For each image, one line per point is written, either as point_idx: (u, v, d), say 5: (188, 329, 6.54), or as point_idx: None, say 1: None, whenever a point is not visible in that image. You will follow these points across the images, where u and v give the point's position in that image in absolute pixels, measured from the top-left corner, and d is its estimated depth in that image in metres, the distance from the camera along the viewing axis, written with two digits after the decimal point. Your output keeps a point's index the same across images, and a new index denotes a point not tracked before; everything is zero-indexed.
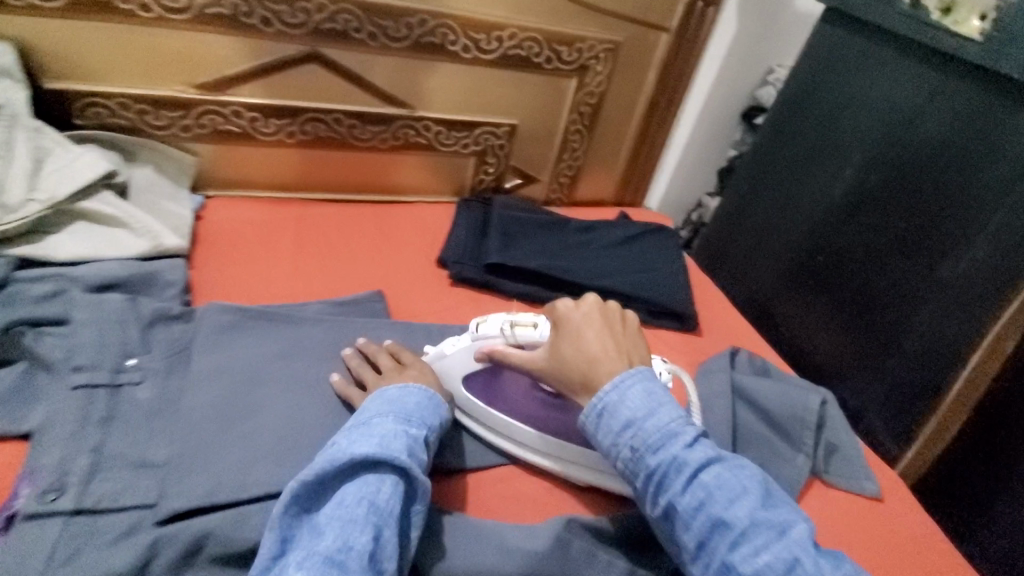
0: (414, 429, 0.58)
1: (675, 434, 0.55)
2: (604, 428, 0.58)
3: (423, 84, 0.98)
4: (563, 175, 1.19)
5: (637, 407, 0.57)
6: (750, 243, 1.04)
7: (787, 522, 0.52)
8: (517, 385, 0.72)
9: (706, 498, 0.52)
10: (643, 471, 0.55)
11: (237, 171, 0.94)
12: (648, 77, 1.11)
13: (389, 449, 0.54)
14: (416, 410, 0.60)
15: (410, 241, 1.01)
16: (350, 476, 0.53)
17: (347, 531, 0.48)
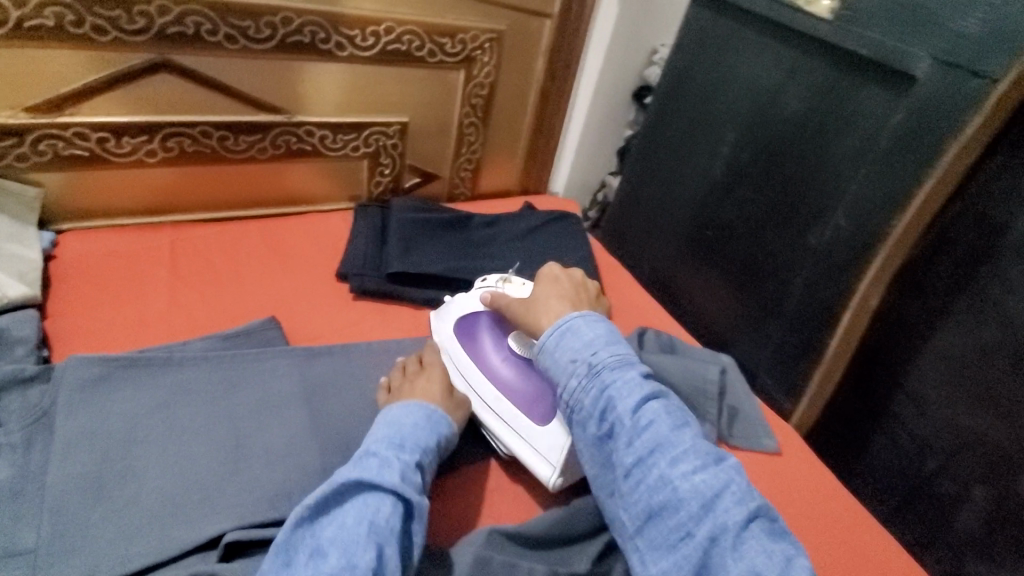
0: (407, 454, 0.55)
1: (629, 363, 0.57)
2: (560, 362, 0.59)
3: (296, 87, 0.90)
4: (464, 169, 1.13)
5: (597, 335, 0.59)
6: (647, 221, 1.04)
7: (720, 452, 0.53)
8: (501, 340, 0.72)
9: (652, 422, 0.53)
10: (596, 387, 0.56)
11: (95, 198, 0.86)
12: (536, 64, 1.08)
13: (384, 473, 0.51)
14: (413, 432, 0.57)
15: (306, 256, 0.91)
16: (353, 496, 0.50)
17: (352, 550, 0.45)
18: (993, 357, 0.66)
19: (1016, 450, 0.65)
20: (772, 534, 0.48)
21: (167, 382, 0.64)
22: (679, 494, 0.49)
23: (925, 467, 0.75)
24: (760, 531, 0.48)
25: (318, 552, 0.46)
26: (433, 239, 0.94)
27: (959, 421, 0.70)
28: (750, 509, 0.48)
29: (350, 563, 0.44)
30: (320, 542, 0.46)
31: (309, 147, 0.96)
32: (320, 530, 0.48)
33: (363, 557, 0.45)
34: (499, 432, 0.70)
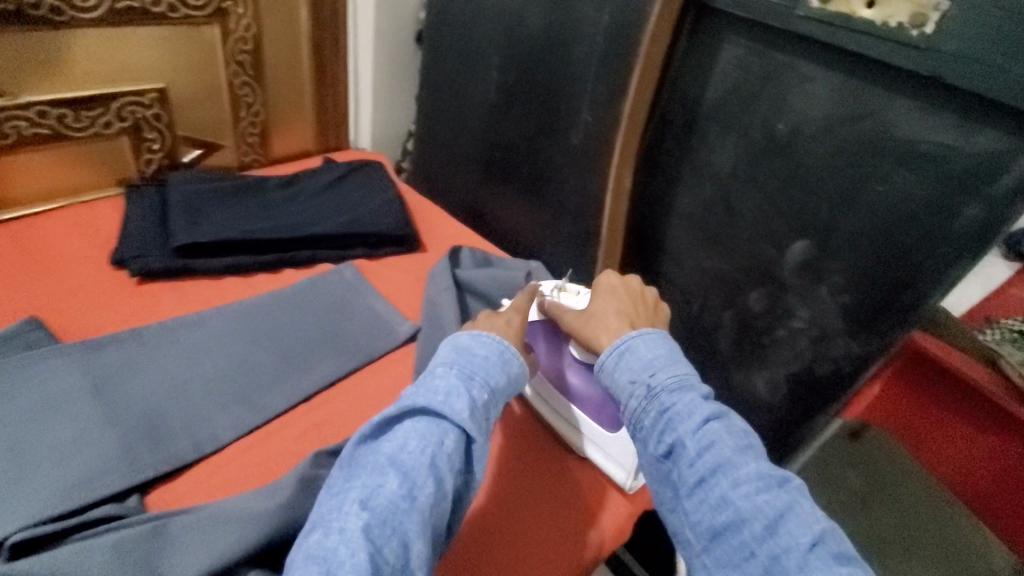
0: (477, 388, 0.58)
1: (689, 386, 0.58)
2: (624, 369, 0.61)
3: (6, 62, 0.78)
4: (250, 134, 1.08)
5: (657, 355, 0.61)
6: (448, 155, 1.10)
7: (786, 475, 0.52)
8: (559, 347, 0.76)
9: (713, 443, 0.53)
10: (654, 407, 0.57)
11: None
12: (301, 13, 1.04)
13: (451, 409, 0.55)
14: (485, 364, 0.60)
15: (73, 253, 0.82)
16: (416, 423, 0.54)
17: (412, 480, 0.49)
18: (711, 209, 0.83)
19: (738, 273, 0.83)
20: (840, 561, 0.46)
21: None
22: (741, 513, 0.49)
23: (693, 308, 0.92)
24: (831, 557, 0.45)
25: (380, 471, 0.50)
26: (223, 205, 0.89)
27: (704, 266, 0.88)
28: (816, 533, 0.47)
29: (409, 493, 0.49)
30: (379, 463, 0.51)
31: (47, 131, 0.84)
32: (381, 451, 0.52)
33: (422, 489, 0.49)
34: (321, 370, 0.71)
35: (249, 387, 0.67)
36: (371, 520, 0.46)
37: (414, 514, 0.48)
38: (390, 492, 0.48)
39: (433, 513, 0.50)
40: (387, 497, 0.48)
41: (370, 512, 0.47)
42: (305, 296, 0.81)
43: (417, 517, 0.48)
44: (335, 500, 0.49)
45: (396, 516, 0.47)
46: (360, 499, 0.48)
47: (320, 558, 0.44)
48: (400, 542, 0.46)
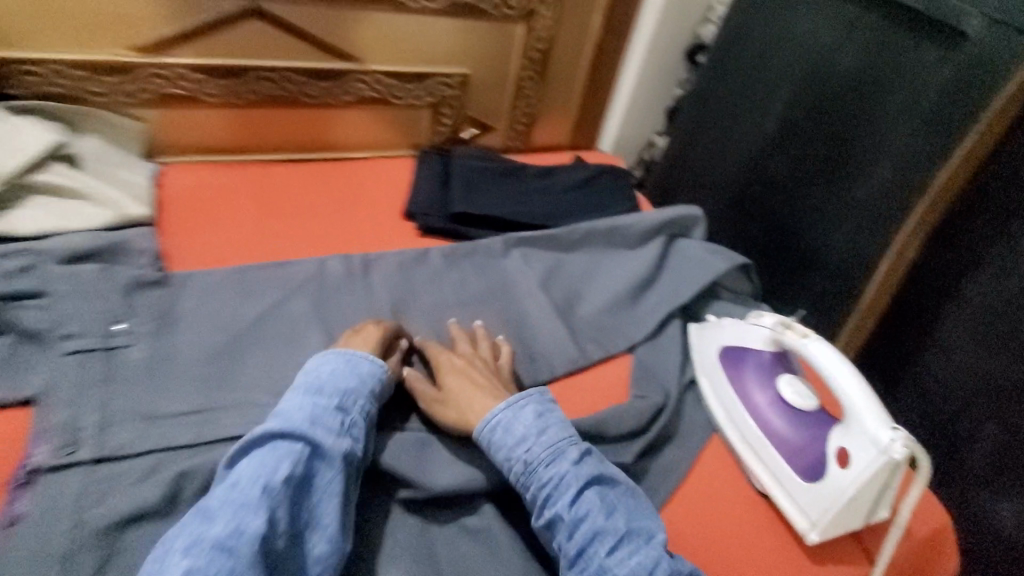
0: (326, 400, 0.55)
1: (562, 454, 0.57)
2: (498, 442, 0.58)
3: (369, 36, 0.94)
4: (518, 123, 1.18)
5: (527, 426, 0.58)
6: (696, 179, 1.07)
7: (652, 528, 0.55)
8: (767, 382, 0.69)
9: (589, 512, 0.54)
10: (535, 482, 0.56)
11: (186, 136, 0.93)
12: (593, 19, 1.10)
13: (291, 422, 0.53)
14: (330, 378, 0.57)
15: (375, 195, 0.97)
16: (258, 449, 0.51)
17: (243, 515, 0.46)
18: (1013, 307, 0.73)
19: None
20: None
21: (266, 303, 0.71)
22: None
23: (942, 405, 0.82)
24: None
25: (208, 515, 0.47)
26: (492, 184, 1.00)
27: (978, 365, 0.77)
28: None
29: (235, 531, 0.45)
30: (210, 507, 0.47)
31: (377, 95, 1.00)
32: (212, 492, 0.49)
33: (253, 523, 0.46)
34: (558, 361, 0.76)
35: None
36: (192, 566, 0.43)
37: (248, 552, 0.44)
38: (215, 536, 0.45)
39: (269, 542, 0.46)
40: (211, 543, 0.45)
41: (193, 558, 0.44)
42: (550, 283, 0.86)
43: (250, 553, 0.45)
44: (165, 544, 0.46)
45: (229, 557, 0.44)
46: (184, 546, 0.45)
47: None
48: None
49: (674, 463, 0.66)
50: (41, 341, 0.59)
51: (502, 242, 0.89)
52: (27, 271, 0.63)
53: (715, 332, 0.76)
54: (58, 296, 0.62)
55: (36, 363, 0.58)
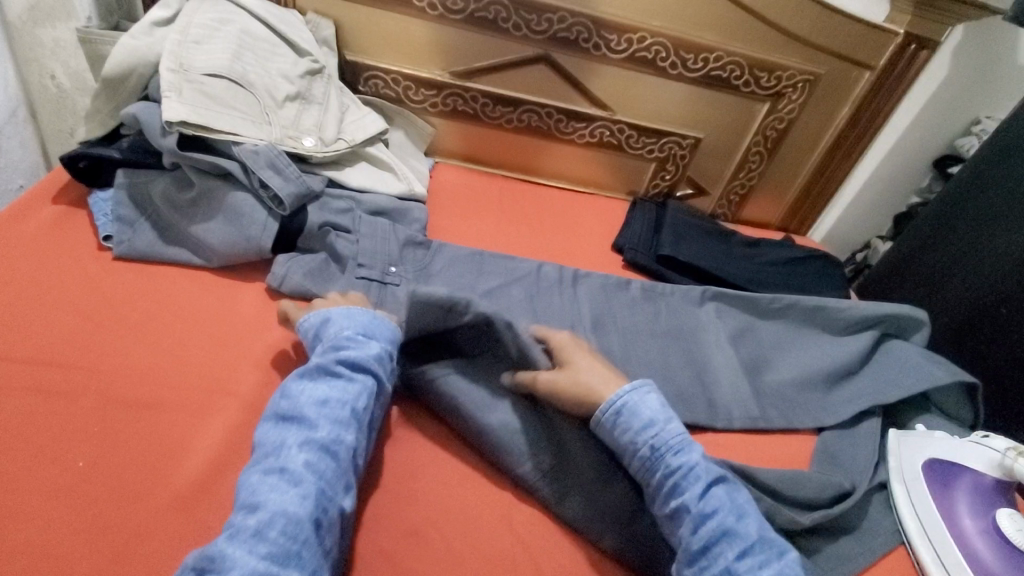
0: (381, 343, 0.63)
1: (690, 443, 0.59)
2: (623, 427, 0.60)
3: (626, 91, 1.07)
4: (734, 194, 1.22)
5: (656, 411, 0.61)
6: (925, 288, 1.02)
7: (784, 546, 0.55)
8: (981, 509, 0.64)
9: (719, 507, 0.55)
10: (660, 468, 0.58)
11: (460, 145, 1.14)
12: (841, 110, 1.11)
13: (364, 355, 0.60)
14: (381, 326, 0.64)
15: (591, 225, 1.09)
16: (338, 370, 0.58)
17: (340, 428, 0.54)
18: None
19: None
20: None
21: (496, 283, 0.84)
22: None
23: None
24: None
25: (309, 422, 0.53)
26: (702, 241, 1.05)
27: None
28: None
29: (336, 440, 0.53)
30: (308, 418, 0.54)
31: (615, 142, 1.14)
32: (305, 405, 0.55)
33: (347, 437, 0.53)
34: (736, 413, 0.77)
35: (672, 392, 0.78)
36: (311, 460, 0.51)
37: (346, 458, 0.52)
38: (320, 439, 0.52)
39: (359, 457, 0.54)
40: (319, 446, 0.52)
41: (308, 454, 0.51)
42: (742, 342, 0.88)
43: (348, 461, 0.53)
44: (273, 448, 0.52)
45: (331, 459, 0.51)
46: (296, 443, 0.52)
47: (278, 508, 0.47)
48: (328, 481, 0.50)
49: (851, 554, 0.63)
50: (343, 263, 0.78)
51: (700, 293, 0.93)
52: (346, 212, 0.82)
53: (924, 444, 0.72)
54: (361, 234, 0.80)
55: (339, 277, 0.77)
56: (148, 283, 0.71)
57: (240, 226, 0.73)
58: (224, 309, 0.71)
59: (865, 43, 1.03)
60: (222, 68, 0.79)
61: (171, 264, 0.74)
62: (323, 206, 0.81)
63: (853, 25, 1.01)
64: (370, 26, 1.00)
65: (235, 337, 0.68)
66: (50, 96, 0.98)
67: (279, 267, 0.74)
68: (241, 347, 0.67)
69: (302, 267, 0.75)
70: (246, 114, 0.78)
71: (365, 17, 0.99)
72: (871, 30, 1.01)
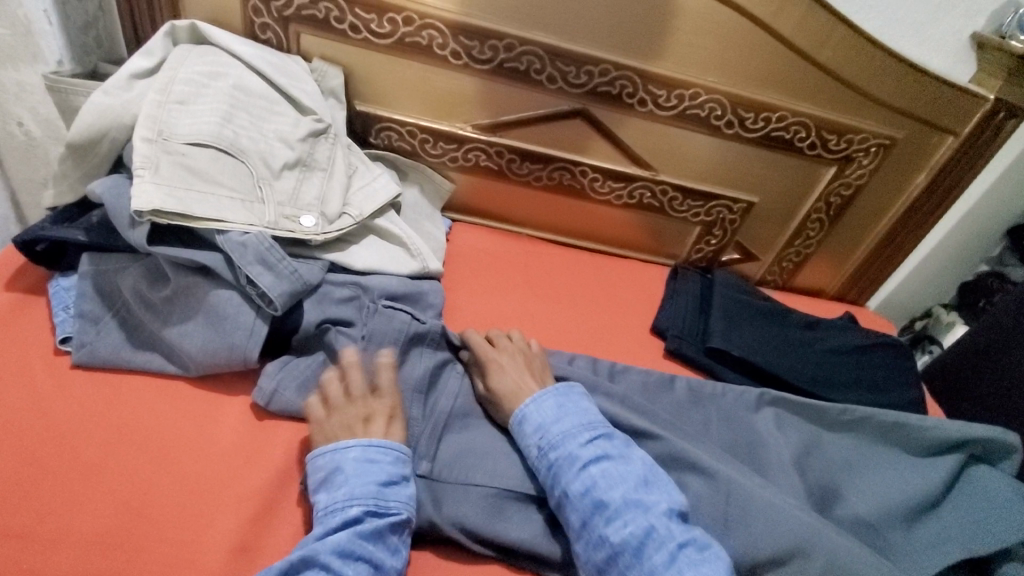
0: (376, 515, 0.53)
1: (574, 433, 0.60)
2: (520, 434, 0.63)
3: (672, 150, 0.95)
4: (787, 261, 1.08)
5: (546, 412, 0.62)
6: (1010, 388, 0.89)
7: (656, 502, 0.55)
8: None
9: (592, 483, 0.56)
10: (544, 463, 0.60)
11: (481, 202, 1.02)
12: (916, 177, 0.97)
13: (349, 544, 0.50)
14: (379, 484, 0.54)
15: (628, 300, 0.96)
16: (316, 570, 0.48)
17: None
18: None
19: None
20: (699, 565, 0.51)
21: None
22: (614, 551, 0.52)
23: None
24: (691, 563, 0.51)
25: None
26: (755, 323, 0.92)
27: None
28: (673, 553, 0.51)
29: None
30: None
31: (657, 204, 1.01)
32: None
33: None
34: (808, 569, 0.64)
35: None
36: None
37: None
38: None
39: None
40: None
41: None
42: (811, 463, 0.75)
43: None
44: None
45: None
46: None
47: None
48: None
49: None
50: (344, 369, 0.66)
51: (758, 396, 0.80)
52: (349, 302, 0.70)
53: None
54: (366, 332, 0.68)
55: None
56: (109, 399, 0.59)
57: (222, 331, 0.61)
58: (198, 436, 0.59)
59: (952, 106, 0.89)
60: (210, 135, 0.67)
61: (140, 373, 0.63)
62: (322, 297, 0.69)
63: (942, 86, 0.87)
64: (384, 73, 0.88)
65: (209, 476, 0.56)
66: (17, 144, 0.87)
67: (267, 380, 0.62)
68: (219, 490, 0.55)
69: (295, 378, 0.63)
70: (235, 191, 0.66)
71: (379, 64, 0.87)
72: (962, 93, 0.88)
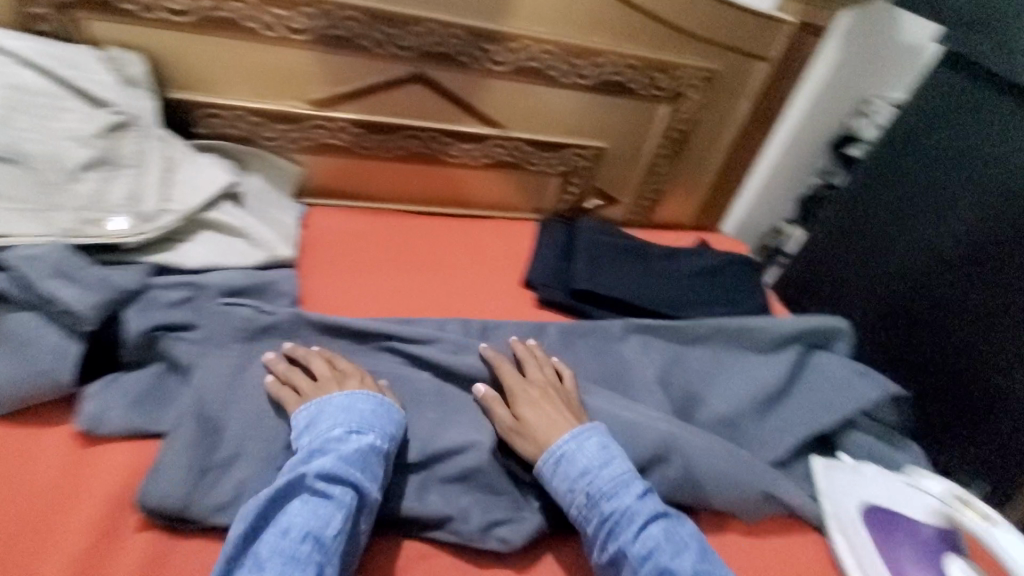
0: (361, 441, 0.55)
1: (627, 483, 0.58)
2: (559, 475, 0.59)
3: (517, 105, 0.96)
4: (644, 198, 1.14)
5: (591, 457, 0.60)
6: (839, 281, 1.00)
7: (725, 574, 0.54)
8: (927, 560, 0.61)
9: (655, 545, 0.54)
10: (596, 515, 0.57)
11: (335, 182, 0.98)
12: (740, 105, 1.06)
13: (337, 468, 0.52)
14: (366, 418, 0.57)
15: (497, 259, 0.97)
16: (307, 493, 0.51)
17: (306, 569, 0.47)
18: None
19: None
20: None
21: (389, 365, 0.71)
22: None
23: None
24: None
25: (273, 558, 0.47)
26: (615, 260, 0.96)
27: None
28: None
29: None
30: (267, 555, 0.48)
31: (513, 160, 1.02)
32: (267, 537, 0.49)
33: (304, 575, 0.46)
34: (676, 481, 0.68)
35: None
36: None
37: None
38: None
39: None
40: None
41: None
42: (675, 378, 0.80)
43: None
44: None
45: None
46: None
47: None
48: None
49: None
50: (184, 375, 0.62)
51: (623, 326, 0.84)
52: (183, 304, 0.65)
53: (858, 486, 0.66)
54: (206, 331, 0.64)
55: (177, 397, 0.61)
56: None
57: (26, 358, 0.57)
58: (13, 478, 0.53)
59: (756, 35, 0.98)
60: None
61: None
62: (148, 303, 0.63)
63: (744, 17, 0.95)
64: (193, 55, 0.81)
65: (29, 518, 0.51)
66: None
67: (91, 402, 0.57)
68: (46, 526, 0.50)
69: (124, 395, 0.59)
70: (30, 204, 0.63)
71: (185, 46, 0.80)
72: (761, 22, 0.96)
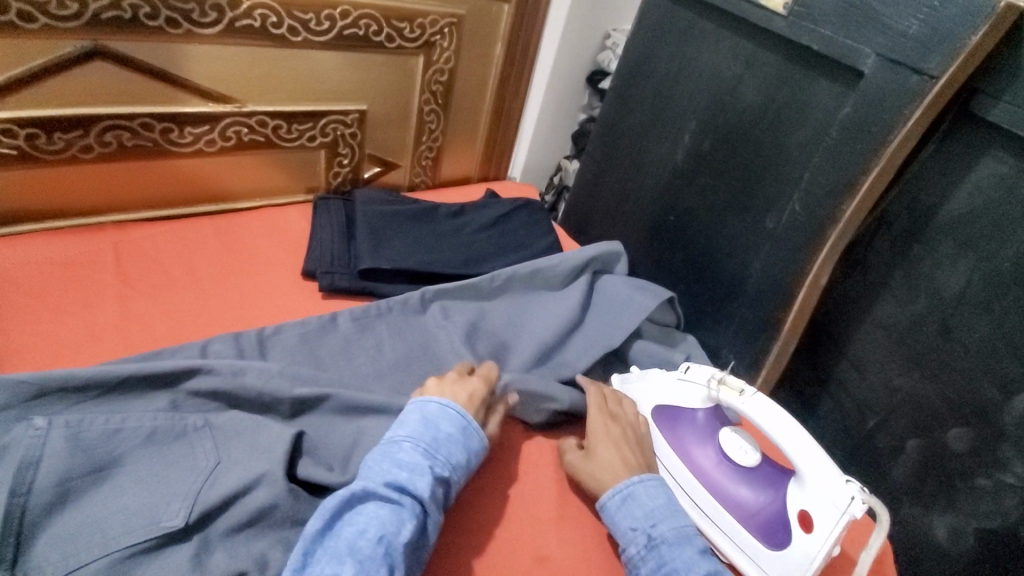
0: (437, 465, 0.56)
1: (688, 537, 0.57)
2: (626, 513, 0.59)
3: (247, 74, 0.82)
4: (424, 158, 1.09)
5: (655, 503, 0.60)
6: (612, 205, 1.09)
7: None
8: (705, 436, 0.69)
9: None
10: (654, 559, 0.56)
11: (19, 202, 0.75)
12: (494, 49, 1.04)
13: (414, 484, 0.53)
14: (447, 442, 0.58)
15: (267, 254, 0.85)
16: (370, 515, 0.50)
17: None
18: (923, 325, 0.74)
19: (943, 404, 0.73)
20: None
21: (136, 416, 0.57)
22: None
23: (866, 424, 0.82)
24: None
25: None
26: (400, 229, 0.91)
27: (894, 384, 0.78)
28: None
29: None
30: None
31: (263, 139, 0.88)
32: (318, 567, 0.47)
33: None
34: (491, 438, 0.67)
35: None
36: None
37: None
38: None
39: None
40: None
41: None
42: (479, 336, 0.79)
43: None
44: None
45: None
46: None
47: None
48: None
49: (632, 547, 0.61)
50: None
51: (419, 298, 0.80)
52: None
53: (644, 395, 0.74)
54: None
55: None
56: None
57: None
58: None
59: None
60: None
61: None
62: None
63: None
64: None
65: None
66: None
67: None
68: None
69: None
70: None
71: None
72: None
